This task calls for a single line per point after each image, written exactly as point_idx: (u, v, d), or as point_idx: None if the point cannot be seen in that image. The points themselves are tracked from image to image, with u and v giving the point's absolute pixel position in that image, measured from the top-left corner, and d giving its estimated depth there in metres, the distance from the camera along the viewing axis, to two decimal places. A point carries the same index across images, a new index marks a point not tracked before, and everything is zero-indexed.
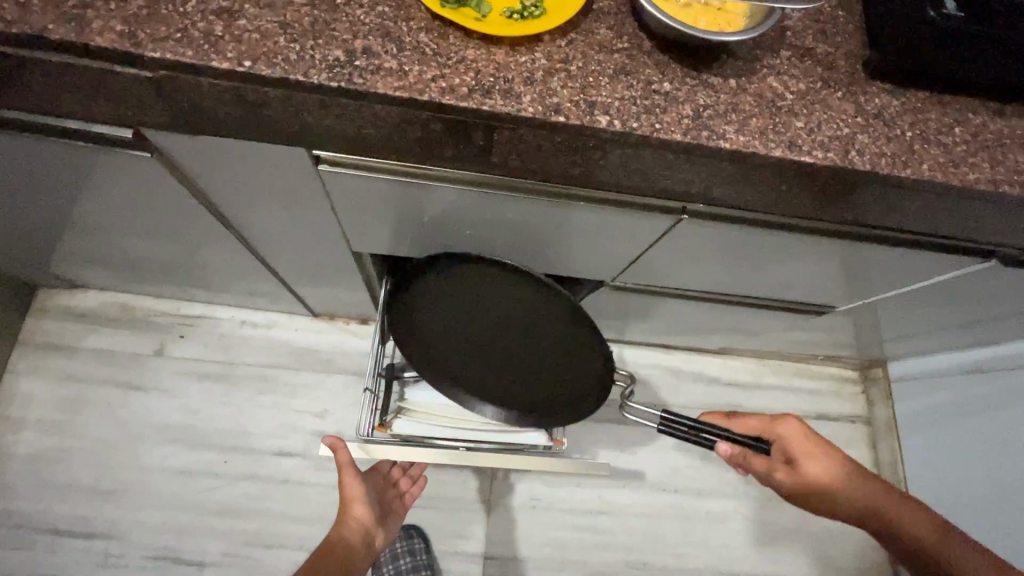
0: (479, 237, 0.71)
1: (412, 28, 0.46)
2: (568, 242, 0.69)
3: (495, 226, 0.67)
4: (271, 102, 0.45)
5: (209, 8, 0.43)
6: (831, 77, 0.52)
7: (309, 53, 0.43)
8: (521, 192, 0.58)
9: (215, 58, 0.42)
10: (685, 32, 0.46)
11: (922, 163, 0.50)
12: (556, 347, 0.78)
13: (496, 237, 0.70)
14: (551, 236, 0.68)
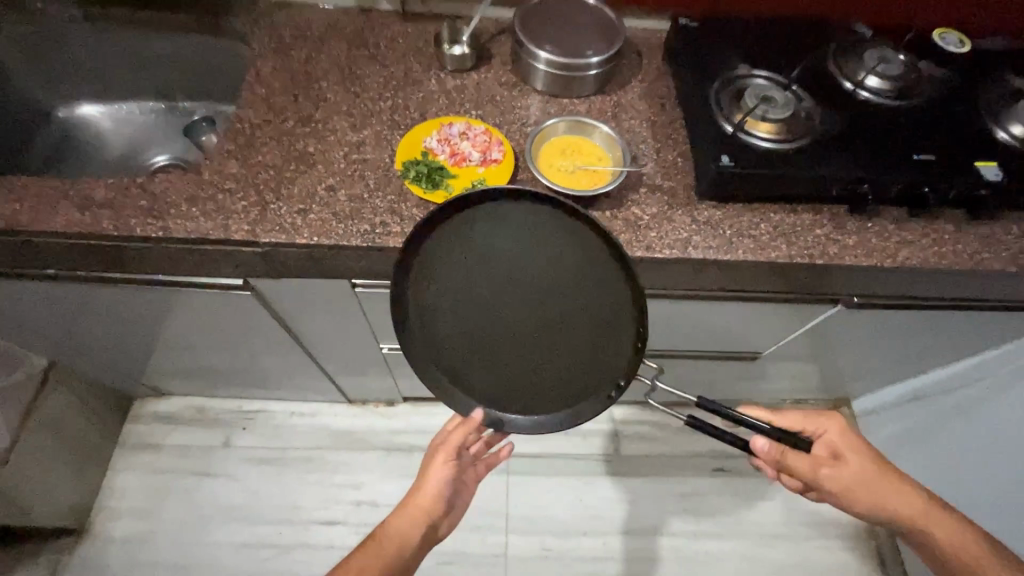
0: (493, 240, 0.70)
1: (408, 206, 0.77)
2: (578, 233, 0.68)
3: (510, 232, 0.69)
4: (328, 258, 0.76)
5: (294, 209, 0.76)
6: (674, 201, 0.82)
7: (350, 229, 0.75)
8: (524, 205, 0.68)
9: (299, 237, 0.74)
10: (569, 193, 0.77)
11: (738, 250, 0.79)
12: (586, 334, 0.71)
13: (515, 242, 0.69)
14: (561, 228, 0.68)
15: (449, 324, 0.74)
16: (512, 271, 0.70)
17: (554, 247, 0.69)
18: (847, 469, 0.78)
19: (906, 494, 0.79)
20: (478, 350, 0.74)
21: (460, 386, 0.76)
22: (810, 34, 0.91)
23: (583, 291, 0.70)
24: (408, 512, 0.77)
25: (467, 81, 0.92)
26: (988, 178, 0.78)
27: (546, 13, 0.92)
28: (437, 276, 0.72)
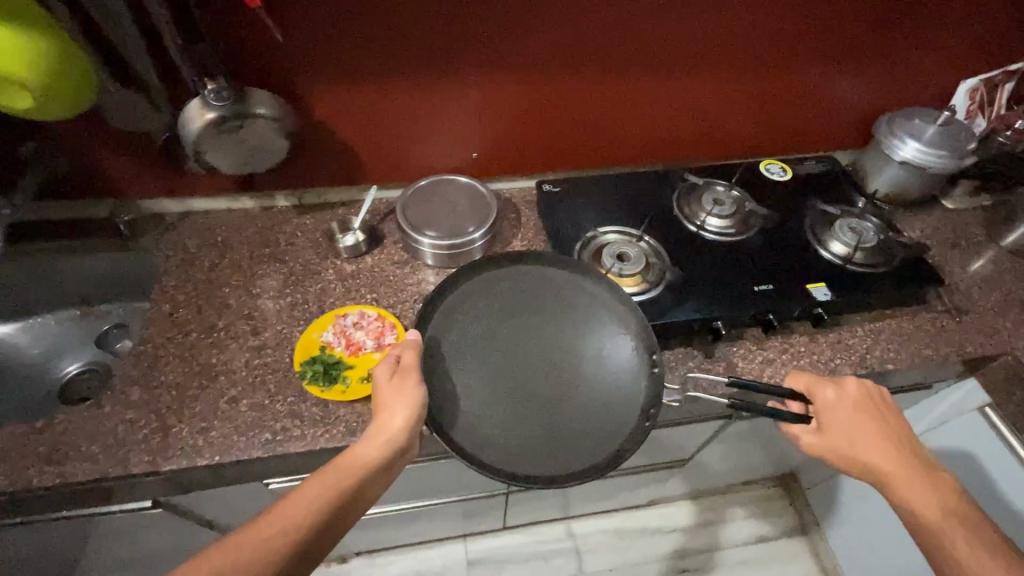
0: (492, 305, 0.87)
1: (308, 404, 0.82)
2: (563, 281, 0.90)
3: (507, 296, 0.88)
4: (232, 471, 0.78)
5: (195, 429, 0.79)
6: None
7: (251, 440, 0.78)
8: (509, 266, 0.90)
9: (200, 459, 0.76)
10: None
11: None
12: (600, 366, 0.84)
13: (511, 301, 0.87)
14: (547, 279, 0.90)
15: (487, 366, 0.82)
16: (519, 327, 0.86)
17: (571, 301, 0.88)
18: (843, 426, 0.76)
19: (903, 461, 0.72)
20: (504, 396, 0.81)
21: (471, 436, 0.78)
22: (655, 188, 1.07)
23: (606, 349, 0.85)
24: (368, 438, 0.69)
25: (362, 266, 1.01)
26: (819, 300, 0.90)
27: (426, 197, 1.03)
28: (457, 352, 0.83)
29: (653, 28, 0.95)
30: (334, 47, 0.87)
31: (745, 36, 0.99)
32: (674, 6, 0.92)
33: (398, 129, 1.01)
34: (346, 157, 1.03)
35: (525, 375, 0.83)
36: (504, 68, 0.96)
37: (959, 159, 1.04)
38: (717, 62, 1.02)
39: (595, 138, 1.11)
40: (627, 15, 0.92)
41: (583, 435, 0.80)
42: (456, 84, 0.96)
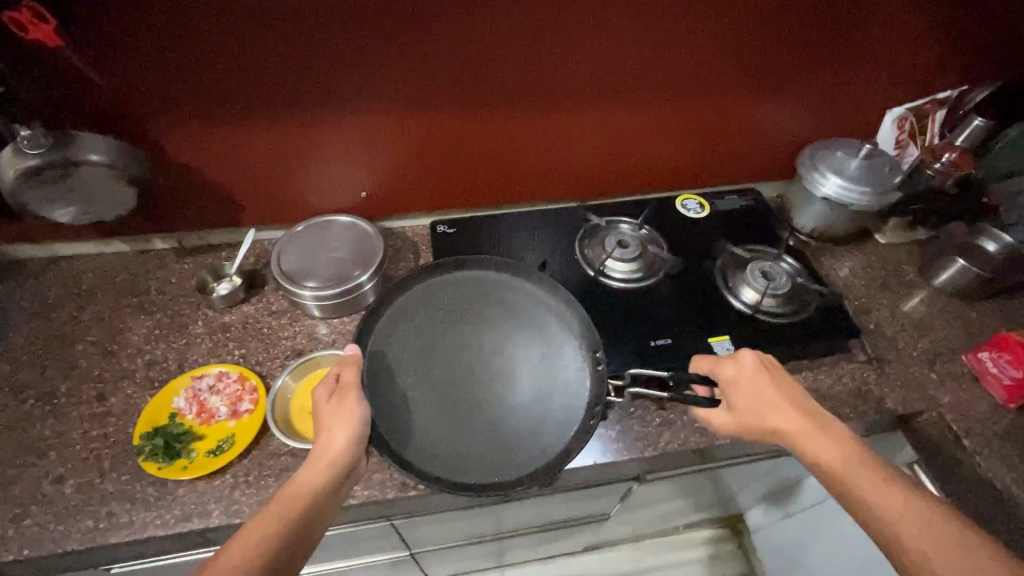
0: (429, 307, 0.82)
1: (144, 483, 0.73)
2: (504, 279, 0.85)
3: (444, 296, 0.83)
4: (48, 564, 0.70)
5: (8, 516, 0.70)
6: None
7: (70, 528, 0.69)
8: (445, 267, 0.85)
9: (6, 553, 0.67)
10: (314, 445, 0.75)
11: None
12: (544, 365, 0.79)
13: (449, 302, 0.83)
14: (487, 279, 0.85)
15: (426, 365, 0.78)
16: (458, 329, 0.81)
17: (513, 300, 0.84)
18: (746, 399, 0.71)
19: (802, 418, 0.67)
20: (444, 393, 0.76)
21: (409, 443, 0.73)
22: (558, 231, 1.01)
23: (558, 349, 0.80)
24: (313, 463, 0.62)
25: (236, 317, 0.93)
26: (720, 355, 0.84)
27: (308, 242, 0.96)
28: (389, 357, 0.78)
29: (539, 62, 0.88)
30: (182, 86, 0.80)
31: (644, 69, 0.93)
32: (559, 39, 0.86)
33: (274, 169, 0.94)
34: (219, 200, 0.95)
35: (465, 377, 0.78)
36: (381, 104, 0.89)
37: (882, 196, 0.97)
38: (617, 96, 0.96)
39: (496, 175, 1.04)
40: (508, 48, 0.86)
41: (531, 437, 0.75)
42: (330, 122, 0.90)
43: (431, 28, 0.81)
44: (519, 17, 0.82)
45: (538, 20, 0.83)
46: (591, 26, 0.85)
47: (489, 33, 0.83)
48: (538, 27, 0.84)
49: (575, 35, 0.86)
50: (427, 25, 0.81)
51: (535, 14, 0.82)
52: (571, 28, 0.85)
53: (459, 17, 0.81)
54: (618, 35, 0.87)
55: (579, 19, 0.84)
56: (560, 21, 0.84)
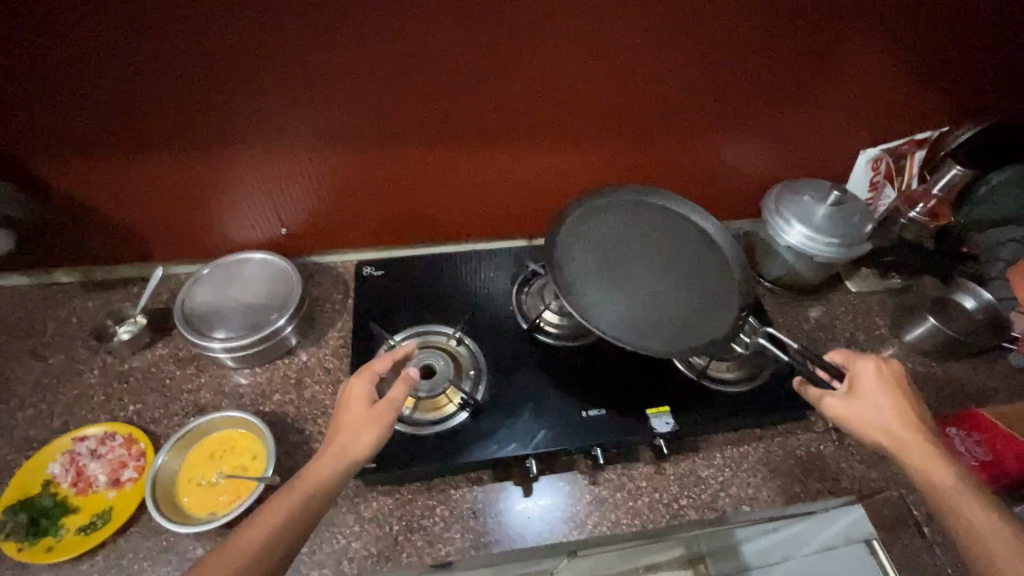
0: (607, 214, 0.90)
1: (4, 565, 0.66)
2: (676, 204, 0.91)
3: (625, 207, 0.91)
4: None
5: None
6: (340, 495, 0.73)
7: None
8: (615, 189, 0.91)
9: None
10: (205, 525, 0.66)
11: (403, 552, 0.70)
12: (698, 283, 0.84)
13: (628, 214, 0.90)
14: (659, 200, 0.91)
15: (609, 254, 0.86)
16: (635, 233, 0.88)
17: (683, 226, 0.89)
18: (873, 398, 0.63)
19: (921, 432, 0.61)
20: (619, 281, 0.83)
21: (579, 309, 0.79)
22: (498, 275, 0.93)
23: (717, 267, 0.85)
24: (327, 458, 0.58)
25: (137, 364, 0.85)
26: (659, 431, 0.76)
27: (219, 284, 0.88)
28: (574, 244, 0.87)
29: (470, 99, 0.80)
30: (66, 123, 0.72)
31: (587, 107, 0.85)
32: (490, 76, 0.78)
33: (184, 205, 0.86)
34: (124, 235, 0.88)
35: (634, 274, 0.84)
36: (296, 140, 0.81)
37: (850, 248, 0.89)
38: (560, 134, 0.88)
39: (432, 213, 0.96)
40: (433, 85, 0.77)
41: (679, 334, 0.79)
42: (241, 158, 0.81)
43: (344, 64, 0.73)
44: (442, 52, 0.74)
45: (464, 57, 0.75)
46: (525, 63, 0.77)
47: (410, 69, 0.75)
48: (466, 63, 0.76)
49: (509, 72, 0.78)
50: (338, 59, 0.72)
51: (461, 49, 0.74)
52: (503, 63, 0.77)
53: (375, 52, 0.72)
54: (557, 72, 0.79)
55: (511, 56, 0.76)
56: (489, 57, 0.76)
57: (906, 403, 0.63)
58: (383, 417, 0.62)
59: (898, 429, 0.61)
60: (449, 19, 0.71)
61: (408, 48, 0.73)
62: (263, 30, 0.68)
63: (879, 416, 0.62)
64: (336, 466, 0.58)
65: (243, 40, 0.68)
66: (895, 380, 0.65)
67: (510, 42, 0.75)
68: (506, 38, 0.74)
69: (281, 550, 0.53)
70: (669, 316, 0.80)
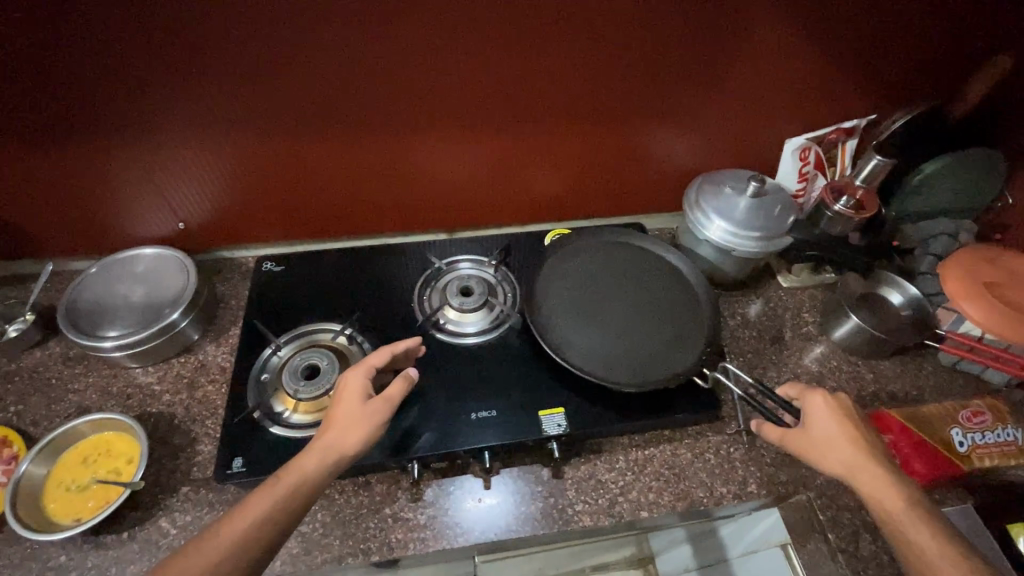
0: (580, 250, 0.88)
1: None
2: (649, 242, 0.89)
3: (599, 246, 0.89)
4: None
5: None
6: (218, 499, 0.70)
7: None
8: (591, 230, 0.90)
9: None
10: (64, 532, 0.63)
11: (276, 560, 0.66)
12: (670, 316, 0.80)
13: (601, 252, 0.88)
14: (634, 238, 0.90)
15: (581, 285, 0.82)
16: (607, 269, 0.85)
17: (657, 262, 0.87)
18: (821, 428, 0.62)
19: (872, 455, 0.59)
20: (589, 310, 0.80)
21: (547, 337, 0.76)
22: (406, 270, 0.89)
23: (691, 299, 0.82)
24: (316, 449, 0.57)
25: (25, 363, 0.82)
26: (550, 434, 0.73)
27: (111, 282, 0.85)
28: (542, 275, 0.83)
29: (363, 87, 0.76)
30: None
31: (492, 96, 0.81)
32: (380, 62, 0.74)
33: (71, 200, 0.82)
34: (9, 230, 0.84)
35: (604, 305, 0.80)
36: (182, 131, 0.77)
37: (770, 243, 0.86)
38: (467, 124, 0.84)
39: (342, 206, 0.92)
40: (320, 72, 0.74)
41: (647, 368, 0.75)
42: (126, 149, 0.78)
43: (219, 49, 0.69)
44: (323, 37, 0.70)
45: (349, 41, 0.71)
46: (415, 48, 0.73)
47: (292, 56, 0.71)
48: (350, 49, 0.72)
49: (400, 59, 0.74)
50: (212, 45, 0.68)
51: (343, 33, 0.70)
52: (391, 49, 0.73)
53: (248, 36, 0.69)
54: (452, 57, 0.75)
55: (400, 40, 0.72)
56: (375, 43, 0.72)
57: (857, 428, 0.61)
58: (378, 413, 0.61)
59: (847, 458, 0.59)
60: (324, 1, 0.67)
61: (284, 32, 0.69)
62: (119, 13, 0.64)
63: (831, 447, 0.61)
64: (326, 458, 0.56)
65: (101, 23, 0.64)
66: (845, 408, 0.63)
67: (395, 24, 0.70)
68: (390, 21, 0.70)
69: (258, 551, 0.50)
70: (637, 347, 0.76)
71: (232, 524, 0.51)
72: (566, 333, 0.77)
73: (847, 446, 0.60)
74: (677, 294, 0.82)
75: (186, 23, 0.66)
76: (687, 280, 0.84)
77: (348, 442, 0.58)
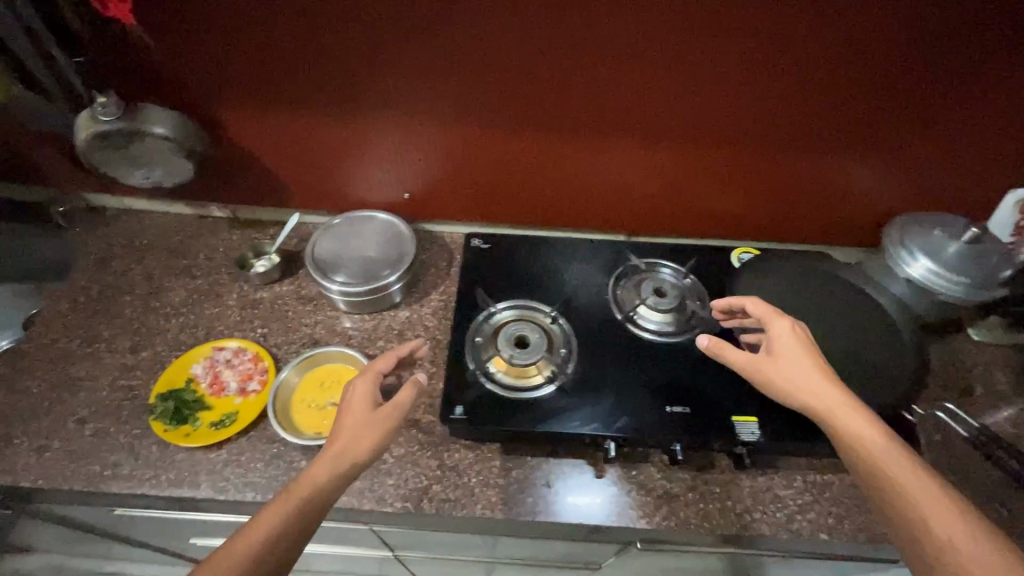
0: (779, 268, 0.90)
1: (149, 442, 0.78)
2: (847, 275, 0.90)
3: (797, 268, 0.90)
4: (56, 497, 0.75)
5: (36, 445, 0.77)
6: (427, 441, 0.79)
7: (77, 470, 0.75)
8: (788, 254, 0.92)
9: (24, 479, 0.74)
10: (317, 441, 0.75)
11: (477, 503, 0.74)
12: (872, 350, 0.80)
13: (801, 274, 0.89)
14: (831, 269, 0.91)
15: (782, 303, 0.85)
16: (808, 292, 0.86)
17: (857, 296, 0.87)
18: (791, 358, 0.65)
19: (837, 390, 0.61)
20: (790, 328, 0.82)
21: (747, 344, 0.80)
22: (597, 265, 0.94)
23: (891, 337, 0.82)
24: (326, 461, 0.60)
25: (268, 294, 0.96)
26: (742, 439, 0.75)
27: (343, 233, 0.97)
28: (743, 287, 0.87)
29: (595, 92, 0.83)
30: (239, 76, 0.81)
31: (709, 112, 0.84)
32: (619, 71, 0.80)
33: (324, 163, 0.95)
34: (269, 181, 0.98)
35: (806, 326, 0.82)
36: (430, 114, 0.87)
37: (976, 291, 0.84)
38: (677, 136, 0.88)
39: (539, 197, 1.00)
40: (562, 75, 0.80)
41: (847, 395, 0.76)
42: (379, 125, 0.89)
43: (494, 48, 0.78)
44: (587, 47, 0.77)
45: (597, 50, 0.77)
46: (655, 61, 0.78)
47: (544, 58, 0.78)
48: (596, 57, 0.78)
49: (646, 72, 0.79)
50: (481, 42, 0.77)
51: (605, 44, 0.77)
52: (644, 62, 0.78)
53: (524, 40, 0.76)
54: (686, 73, 0.79)
55: (643, 52, 0.77)
56: (630, 56, 0.78)
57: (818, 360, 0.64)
58: (382, 424, 0.64)
59: (809, 389, 0.62)
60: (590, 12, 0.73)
61: (556, 39, 0.76)
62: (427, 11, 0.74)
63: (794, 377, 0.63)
64: (336, 465, 0.60)
65: (412, 17, 0.74)
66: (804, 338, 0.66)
67: (654, 41, 0.76)
68: (642, 35, 0.75)
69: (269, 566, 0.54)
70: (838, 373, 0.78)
71: (251, 532, 0.55)
72: (759, 353, 0.80)
73: (813, 379, 0.63)
74: (875, 330, 0.82)
75: (466, 21, 0.75)
76: (887, 318, 0.83)
77: (356, 455, 0.61)
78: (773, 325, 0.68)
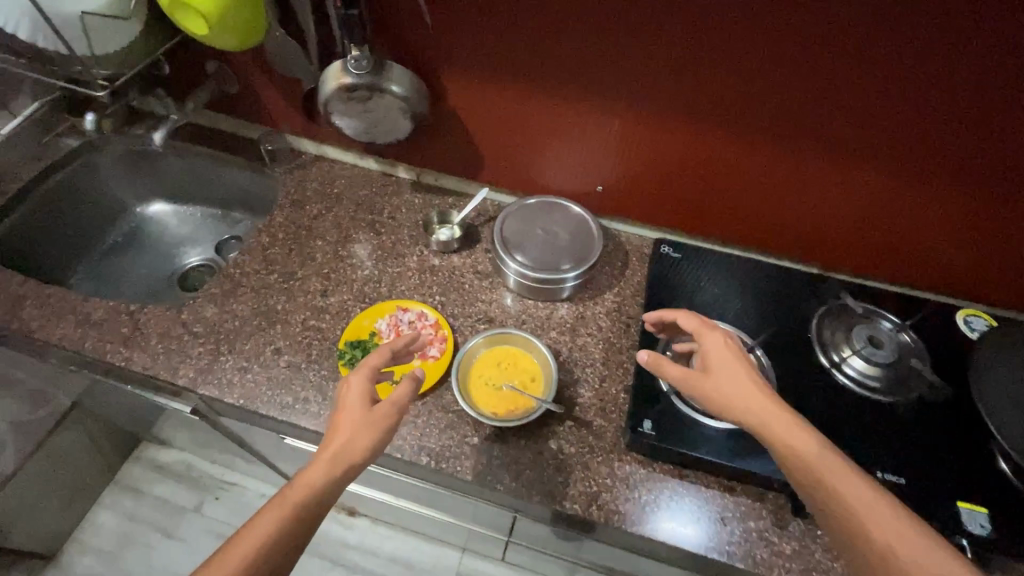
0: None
1: (336, 386, 0.81)
2: None
3: None
4: (250, 416, 0.81)
5: (240, 365, 0.83)
6: (598, 446, 0.77)
7: (275, 397, 0.80)
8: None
9: (230, 395, 0.80)
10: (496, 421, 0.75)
11: (648, 523, 0.71)
12: None
13: None
14: None
15: None
16: None
17: None
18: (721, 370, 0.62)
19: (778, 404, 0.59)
20: None
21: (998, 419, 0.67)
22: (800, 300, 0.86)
23: None
24: (323, 461, 0.58)
25: (446, 263, 0.97)
26: (969, 530, 0.67)
27: (532, 217, 0.96)
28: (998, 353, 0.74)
29: (838, 111, 0.74)
30: (473, 44, 0.81)
31: (971, 151, 0.73)
32: (876, 90, 0.70)
33: (528, 143, 0.93)
34: (468, 153, 0.98)
35: None
36: (645, 109, 0.82)
37: None
38: (919, 172, 0.77)
39: (737, 212, 0.93)
40: (809, 87, 0.72)
41: None
42: (589, 113, 0.85)
43: (764, 53, 0.71)
44: (875, 64, 0.68)
45: (861, 64, 0.68)
46: (930, 87, 0.68)
47: (793, 65, 0.71)
48: (856, 71, 0.69)
49: (933, 103, 0.70)
50: (734, 40, 0.70)
51: (897, 66, 0.67)
52: (938, 90, 0.68)
53: (802, 48, 0.69)
54: (960, 103, 0.68)
55: (917, 73, 0.67)
56: (924, 82, 0.68)
57: (744, 373, 0.62)
58: (383, 422, 0.62)
59: (745, 402, 0.59)
60: (870, 21, 0.65)
61: (841, 52, 0.68)
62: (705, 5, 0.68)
63: (715, 390, 0.61)
64: (337, 463, 0.59)
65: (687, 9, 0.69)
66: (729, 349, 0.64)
67: (963, 69, 0.65)
68: (923, 54, 0.65)
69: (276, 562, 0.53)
70: None
71: (243, 539, 0.53)
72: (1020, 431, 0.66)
73: (746, 392, 0.60)
74: None
75: (722, 16, 0.69)
76: None
77: (361, 451, 0.60)
78: (708, 336, 0.65)
